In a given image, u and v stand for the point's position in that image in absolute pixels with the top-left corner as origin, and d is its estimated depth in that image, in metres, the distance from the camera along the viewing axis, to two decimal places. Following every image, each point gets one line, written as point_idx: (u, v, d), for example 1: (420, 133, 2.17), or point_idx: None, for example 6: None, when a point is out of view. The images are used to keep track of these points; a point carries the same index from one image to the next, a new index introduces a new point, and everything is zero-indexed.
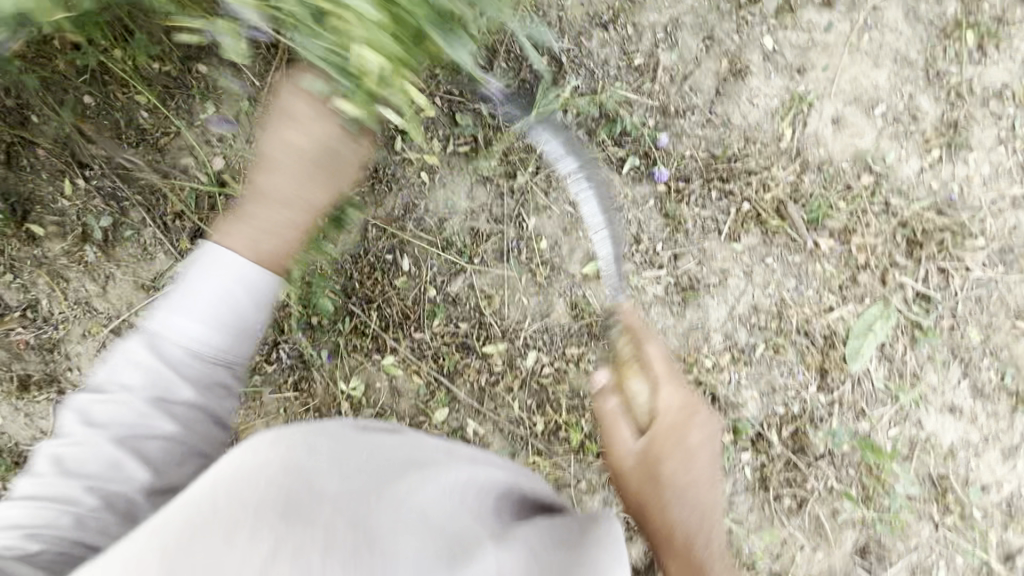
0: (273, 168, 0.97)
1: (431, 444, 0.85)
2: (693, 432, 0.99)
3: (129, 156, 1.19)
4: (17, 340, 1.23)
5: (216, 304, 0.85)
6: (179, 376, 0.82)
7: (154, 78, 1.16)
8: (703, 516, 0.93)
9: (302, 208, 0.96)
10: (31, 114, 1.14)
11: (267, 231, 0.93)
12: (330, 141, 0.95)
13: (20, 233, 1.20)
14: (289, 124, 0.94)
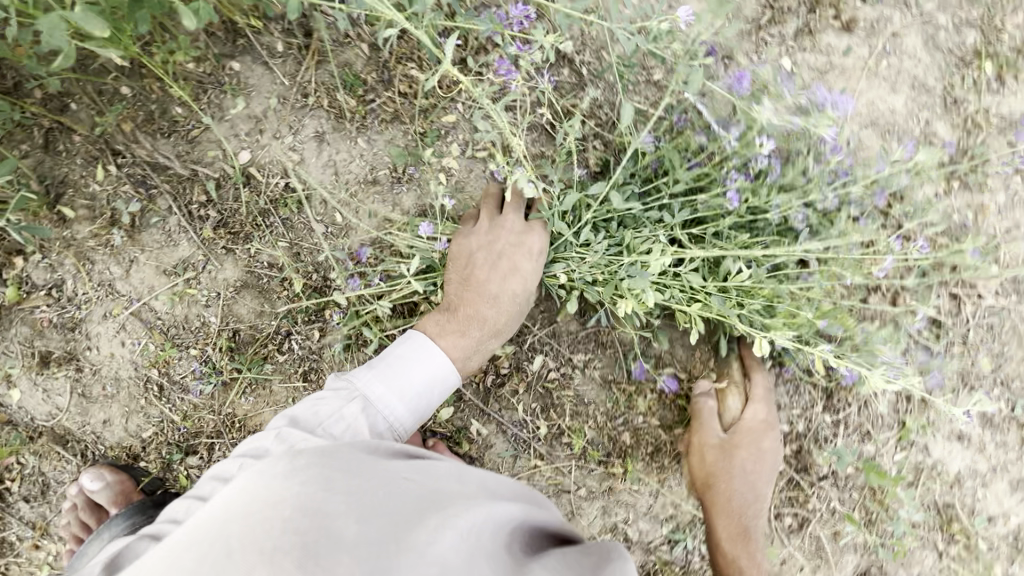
0: (481, 275, 1.14)
1: (453, 467, 0.81)
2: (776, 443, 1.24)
3: (162, 144, 1.23)
4: (40, 318, 1.26)
5: (426, 397, 1.03)
6: (387, 415, 0.97)
7: (189, 74, 1.21)
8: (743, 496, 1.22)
9: (494, 334, 1.14)
10: (71, 102, 1.20)
11: (474, 348, 1.12)
12: (530, 297, 1.17)
13: (52, 215, 1.23)
14: (518, 260, 1.14)
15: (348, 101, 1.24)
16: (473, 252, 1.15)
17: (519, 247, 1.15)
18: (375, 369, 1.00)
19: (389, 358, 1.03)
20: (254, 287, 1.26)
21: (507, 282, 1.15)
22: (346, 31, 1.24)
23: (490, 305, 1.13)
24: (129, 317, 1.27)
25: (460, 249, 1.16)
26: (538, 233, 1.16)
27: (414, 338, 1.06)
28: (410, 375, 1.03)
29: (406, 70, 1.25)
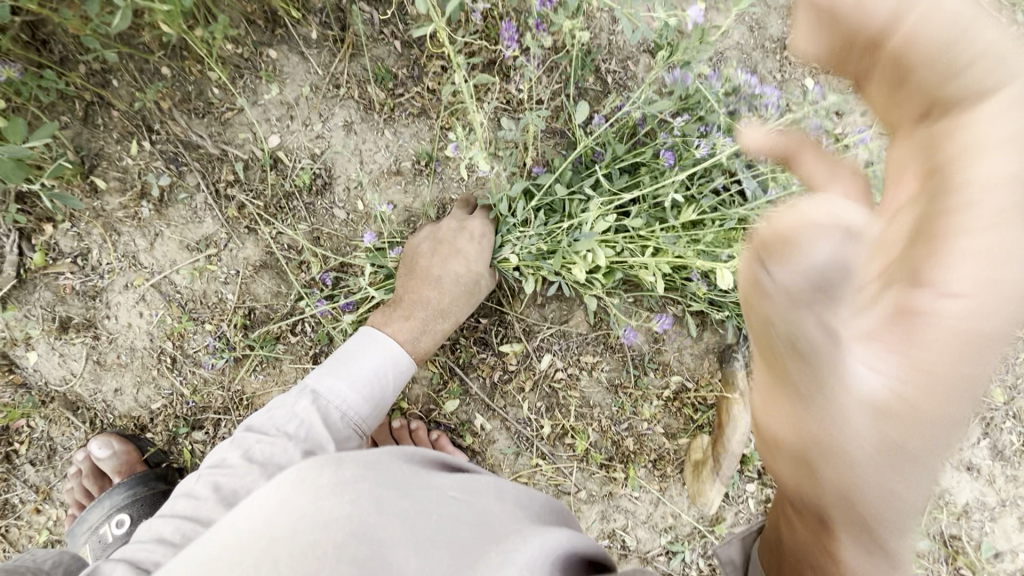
0: (422, 266, 1.17)
1: (488, 482, 0.78)
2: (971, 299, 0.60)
3: (195, 123, 1.26)
4: (64, 285, 1.29)
5: (375, 380, 1.03)
6: (333, 400, 0.97)
7: (228, 57, 1.24)
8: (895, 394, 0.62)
9: (440, 315, 1.16)
10: (113, 79, 1.22)
11: (422, 330, 1.13)
12: (478, 278, 1.18)
13: (84, 185, 1.26)
14: (463, 241, 1.16)
15: (377, 93, 1.28)
16: (416, 245, 1.20)
17: (460, 234, 1.17)
18: (325, 366, 1.01)
19: (340, 353, 1.04)
20: (272, 268, 1.29)
21: (454, 263, 1.15)
22: (379, 26, 1.27)
23: (431, 289, 1.15)
24: (152, 289, 1.30)
25: (407, 246, 1.22)
26: (477, 217, 1.20)
27: (362, 329, 1.06)
28: (359, 364, 1.03)
29: (436, 67, 1.28)
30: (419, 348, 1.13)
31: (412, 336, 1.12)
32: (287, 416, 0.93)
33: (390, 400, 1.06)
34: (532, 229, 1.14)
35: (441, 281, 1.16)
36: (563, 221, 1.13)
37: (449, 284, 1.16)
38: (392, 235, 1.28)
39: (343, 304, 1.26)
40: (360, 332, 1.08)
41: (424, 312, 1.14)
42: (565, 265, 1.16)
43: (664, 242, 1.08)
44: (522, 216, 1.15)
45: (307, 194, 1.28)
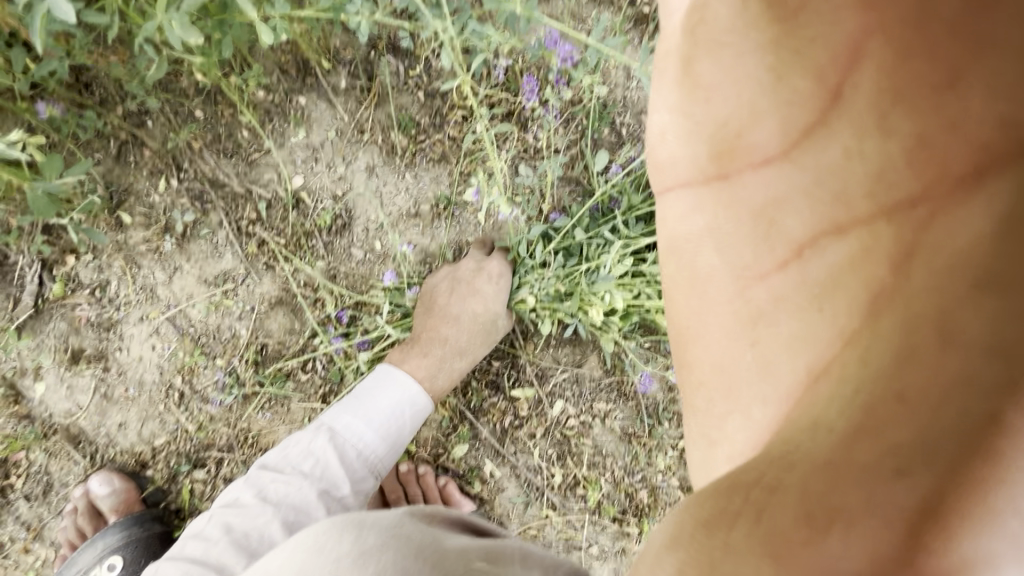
0: (441, 307, 1.18)
1: (515, 547, 0.82)
2: (691, 139, 0.68)
3: (221, 163, 1.29)
4: (78, 316, 1.30)
5: (391, 420, 1.09)
6: (349, 438, 1.06)
7: (259, 102, 1.27)
8: (757, 315, 0.61)
9: (459, 354, 1.17)
10: (148, 120, 1.26)
11: (439, 367, 1.15)
12: (496, 318, 1.18)
13: (110, 219, 1.29)
14: (481, 284, 1.17)
15: (401, 140, 1.30)
16: (436, 284, 1.21)
17: (478, 279, 1.16)
18: (345, 403, 1.09)
19: (359, 390, 1.11)
20: (287, 305, 1.30)
21: (473, 304, 1.16)
22: (405, 77, 1.29)
23: (451, 329, 1.17)
24: (167, 323, 1.30)
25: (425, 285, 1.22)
26: (495, 256, 1.19)
27: (380, 367, 1.12)
28: (375, 403, 1.10)
29: (457, 116, 1.29)
30: (439, 385, 1.16)
31: (433, 373, 1.15)
32: (306, 454, 1.03)
33: (408, 437, 1.11)
34: (550, 272, 1.14)
35: (462, 322, 1.16)
36: (581, 264, 1.13)
37: (467, 325, 1.17)
38: (412, 274, 1.29)
39: (358, 342, 1.26)
40: (381, 368, 1.13)
41: (443, 349, 1.16)
42: (583, 307, 1.15)
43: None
44: (540, 258, 1.16)
45: (327, 234, 1.31)
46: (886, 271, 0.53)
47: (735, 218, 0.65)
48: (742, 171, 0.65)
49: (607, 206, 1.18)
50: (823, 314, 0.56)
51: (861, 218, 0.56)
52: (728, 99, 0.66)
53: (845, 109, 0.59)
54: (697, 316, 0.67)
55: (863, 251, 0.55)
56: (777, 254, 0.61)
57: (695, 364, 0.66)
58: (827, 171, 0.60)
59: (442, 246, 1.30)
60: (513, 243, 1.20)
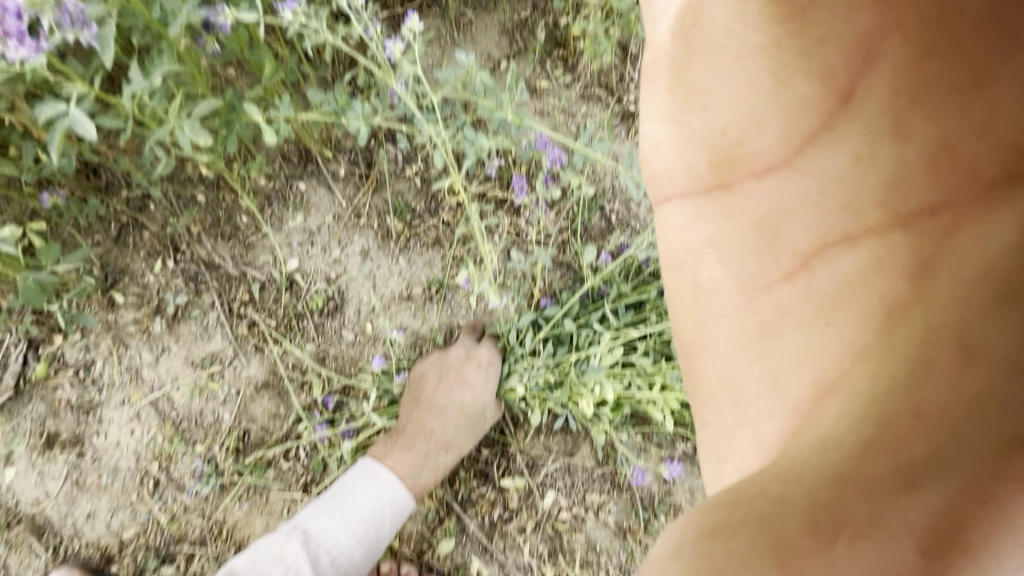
0: (428, 396, 1.18)
1: None
2: (687, 148, 0.68)
3: (218, 247, 1.31)
4: (59, 397, 1.28)
5: (367, 521, 1.09)
6: (323, 544, 1.05)
7: (260, 188, 1.31)
8: (768, 325, 0.59)
9: (444, 447, 1.17)
10: (150, 203, 1.28)
11: (423, 463, 1.16)
12: (484, 409, 1.18)
13: (102, 299, 1.29)
14: (470, 378, 1.17)
15: (397, 225, 1.33)
16: (424, 371, 1.21)
17: (465, 368, 1.18)
18: (323, 503, 1.10)
19: (339, 487, 1.12)
20: (273, 387, 1.28)
21: (462, 398, 1.17)
22: (402, 166, 1.33)
23: (438, 419, 1.17)
24: (150, 407, 1.28)
25: (414, 372, 1.22)
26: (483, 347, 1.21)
27: (360, 463, 1.13)
28: (352, 503, 1.10)
29: (451, 202, 1.32)
30: (423, 479, 1.16)
31: (417, 466, 1.15)
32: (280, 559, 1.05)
33: (385, 537, 1.10)
34: (541, 361, 1.15)
35: (446, 413, 1.18)
36: (570, 353, 1.14)
37: (454, 415, 1.17)
38: (401, 359, 1.28)
39: (343, 430, 1.24)
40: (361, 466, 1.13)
41: (427, 441, 1.17)
42: (573, 398, 1.15)
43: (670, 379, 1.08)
44: (531, 346, 1.17)
45: (319, 316, 1.31)
46: (901, 282, 0.52)
47: (736, 227, 0.64)
48: (744, 180, 0.64)
49: (596, 295, 1.20)
50: (831, 325, 0.55)
51: (870, 227, 0.55)
52: (721, 109, 0.65)
53: (855, 114, 0.58)
54: (701, 330, 0.66)
55: (878, 260, 0.54)
56: (782, 267, 0.60)
57: (704, 377, 0.65)
58: (837, 180, 0.58)
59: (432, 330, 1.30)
60: (504, 330, 1.21)
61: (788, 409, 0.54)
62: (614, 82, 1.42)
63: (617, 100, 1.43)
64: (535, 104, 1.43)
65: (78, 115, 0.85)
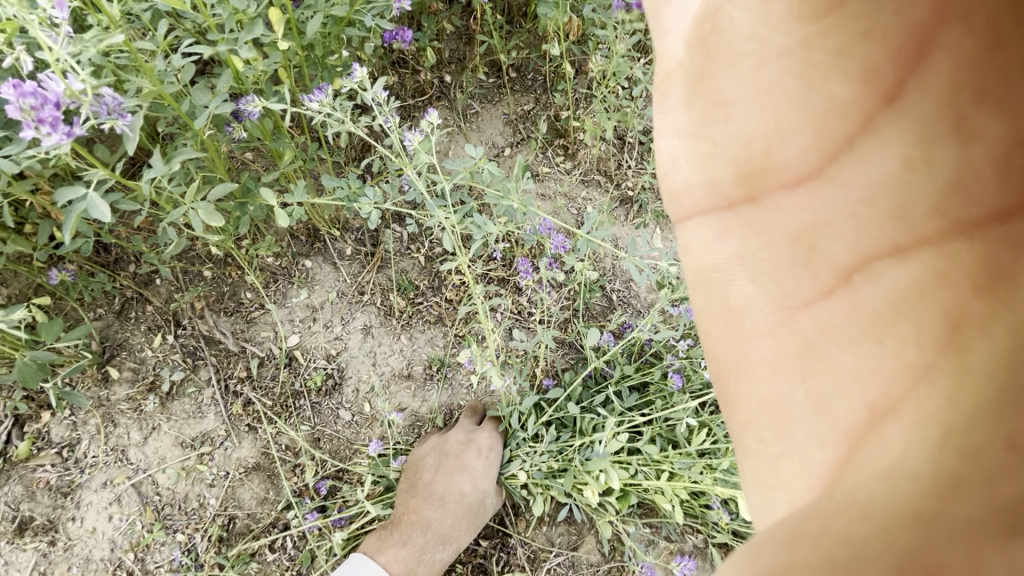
0: (427, 484, 1.16)
1: None
2: (708, 161, 0.47)
3: (220, 322, 1.31)
4: (37, 478, 1.21)
5: None
6: None
7: (267, 265, 1.33)
8: (811, 347, 0.39)
9: (441, 541, 1.15)
10: (156, 278, 1.29)
11: (420, 557, 1.12)
12: (483, 499, 1.16)
13: (97, 374, 1.26)
14: (468, 467, 1.15)
15: (400, 302, 1.34)
16: (423, 456, 1.19)
17: (464, 453, 1.16)
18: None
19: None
20: (265, 470, 1.25)
21: (461, 488, 1.15)
22: (408, 244, 1.36)
23: (436, 508, 1.14)
24: (135, 490, 1.24)
25: (412, 456, 1.20)
26: (483, 433, 1.20)
27: (355, 558, 1.09)
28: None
29: (455, 280, 1.34)
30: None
31: (414, 562, 1.12)
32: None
33: None
34: (544, 447, 1.13)
35: (443, 502, 1.15)
36: (573, 438, 1.13)
37: (453, 504, 1.15)
38: (398, 444, 1.27)
39: (334, 520, 1.20)
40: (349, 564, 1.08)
41: (424, 531, 1.14)
42: (577, 486, 1.13)
43: (677, 467, 1.05)
44: (534, 429, 1.16)
45: (319, 395, 1.30)
46: (971, 302, 0.33)
47: (767, 242, 0.43)
48: (773, 194, 0.43)
49: (599, 377, 1.21)
50: (887, 349, 0.36)
51: (927, 240, 0.35)
52: (748, 115, 0.44)
53: (901, 110, 0.38)
54: (736, 345, 0.44)
55: (935, 276, 0.34)
56: (820, 283, 0.40)
57: (742, 402, 0.43)
58: (877, 190, 0.38)
59: (433, 411, 1.30)
60: (506, 414, 1.21)
61: (848, 443, 0.36)
62: (613, 169, 1.53)
63: (617, 185, 1.53)
64: (537, 188, 1.50)
65: (95, 200, 0.88)
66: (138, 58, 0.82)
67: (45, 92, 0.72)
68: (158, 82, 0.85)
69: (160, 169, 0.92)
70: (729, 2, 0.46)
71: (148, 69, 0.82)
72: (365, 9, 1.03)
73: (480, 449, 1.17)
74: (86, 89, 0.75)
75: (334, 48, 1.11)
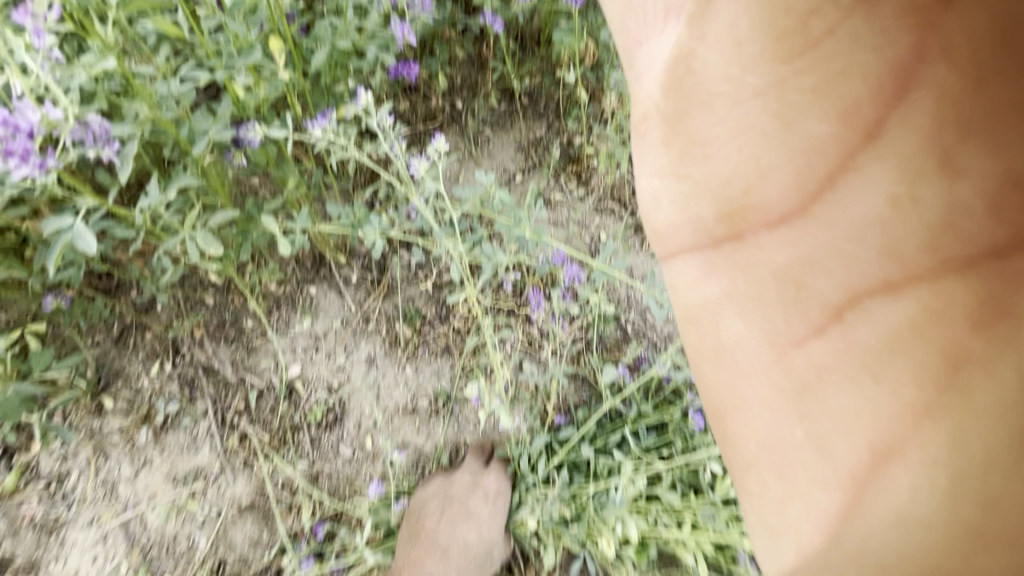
0: (431, 531, 1.15)
1: None
2: (690, 201, 0.49)
3: (218, 350, 1.26)
4: (22, 514, 1.16)
5: None
6: None
7: (269, 291, 1.28)
8: (808, 387, 0.43)
9: None
10: (157, 304, 1.24)
11: None
12: (489, 549, 1.13)
13: (90, 404, 1.21)
14: (474, 520, 1.14)
15: (406, 332, 1.29)
16: (427, 500, 1.17)
17: (468, 499, 1.15)
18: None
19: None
20: (258, 510, 1.19)
21: (466, 543, 1.14)
22: (415, 270, 1.31)
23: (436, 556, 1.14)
24: (124, 530, 1.18)
25: (416, 500, 1.18)
26: (488, 481, 1.16)
27: None
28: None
29: (462, 310, 1.29)
30: None
31: None
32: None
33: None
34: (557, 491, 1.07)
35: (445, 550, 1.15)
36: (587, 483, 1.08)
37: (456, 553, 1.15)
38: (399, 485, 1.20)
39: (331, 567, 1.13)
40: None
41: None
42: (591, 535, 1.07)
43: (701, 518, 0.99)
44: (546, 472, 1.12)
45: (319, 429, 1.24)
46: (969, 339, 0.38)
47: (755, 282, 0.46)
48: (755, 233, 0.46)
49: (613, 417, 1.16)
50: (877, 389, 0.40)
51: (920, 281, 0.39)
52: (725, 154, 0.47)
53: (881, 151, 0.41)
54: (735, 391, 0.47)
55: (929, 313, 0.39)
56: (812, 322, 0.43)
57: (740, 439, 0.47)
58: (864, 224, 0.42)
59: (438, 448, 1.23)
60: (515, 453, 1.15)
61: (852, 479, 0.41)
62: (628, 196, 1.49)
63: (631, 212, 1.49)
64: (549, 214, 1.46)
65: (81, 231, 0.86)
66: (137, 85, 0.81)
67: (15, 121, 0.74)
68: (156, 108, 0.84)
69: (156, 195, 0.90)
70: (700, 43, 0.48)
71: (145, 94, 0.80)
72: (371, 40, 1.03)
73: (486, 495, 1.15)
74: (64, 117, 0.77)
75: (339, 77, 1.09)
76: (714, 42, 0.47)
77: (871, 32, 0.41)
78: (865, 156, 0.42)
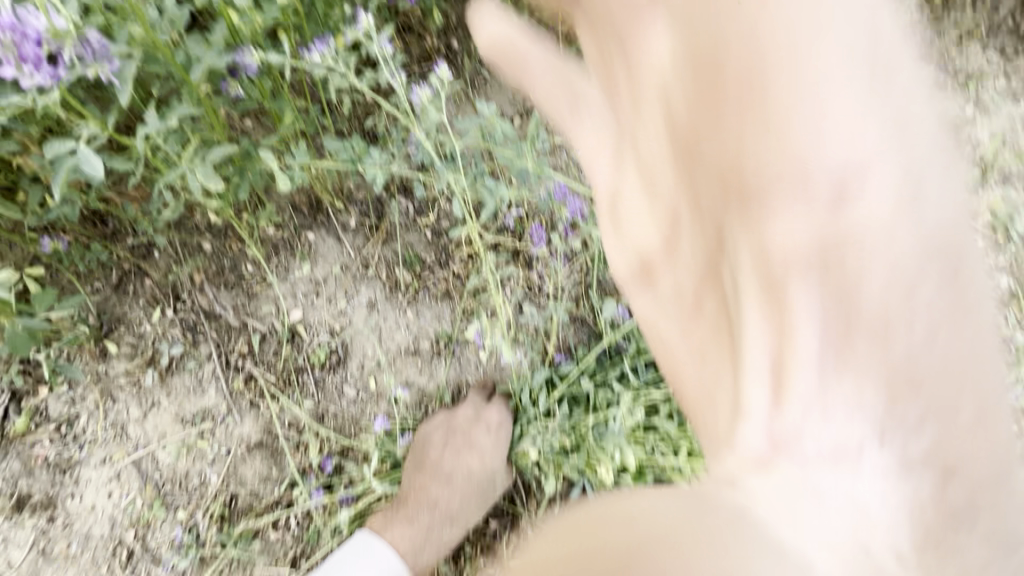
0: (435, 461, 1.18)
1: None
2: (612, 202, 0.87)
3: (218, 295, 1.26)
4: (36, 454, 1.19)
5: None
6: None
7: (268, 237, 1.28)
8: (656, 336, 0.85)
9: (448, 521, 1.16)
10: (155, 250, 1.24)
11: (425, 536, 1.14)
12: (493, 476, 1.17)
13: (95, 348, 1.23)
14: (480, 449, 1.17)
15: (406, 277, 1.29)
16: (429, 433, 1.20)
17: (471, 429, 1.18)
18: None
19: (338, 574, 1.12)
20: (267, 448, 1.22)
21: (475, 471, 1.17)
22: (414, 217, 1.31)
23: (442, 485, 1.16)
24: (136, 468, 1.21)
25: (420, 433, 1.21)
26: (489, 413, 1.19)
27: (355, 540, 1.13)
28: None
29: (462, 253, 1.29)
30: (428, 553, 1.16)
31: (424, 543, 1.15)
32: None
33: None
34: (557, 418, 1.13)
35: (449, 480, 1.17)
36: (587, 414, 1.13)
37: (461, 482, 1.17)
38: (404, 420, 1.24)
39: (341, 497, 1.18)
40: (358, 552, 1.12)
41: (430, 510, 1.16)
42: (591, 464, 1.13)
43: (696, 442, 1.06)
44: (547, 406, 1.16)
45: (324, 369, 1.26)
46: (693, 274, 0.79)
47: (632, 268, 0.86)
48: (630, 225, 0.86)
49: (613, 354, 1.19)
50: (682, 319, 0.81)
51: (683, 257, 0.80)
52: (608, 173, 0.86)
53: (665, 178, 0.80)
54: (653, 339, 0.86)
55: (693, 279, 0.79)
56: (658, 290, 0.82)
57: (666, 367, 0.84)
58: (666, 222, 0.81)
59: (439, 388, 1.26)
60: (515, 389, 1.20)
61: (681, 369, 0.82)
62: None
63: None
64: (550, 158, 1.44)
65: (86, 153, 0.85)
66: (128, 3, 0.78)
67: (24, 27, 0.74)
68: (149, 30, 0.81)
69: (154, 126, 0.88)
70: (583, 86, 0.85)
71: (138, 13, 0.78)
72: None
73: (489, 425, 1.18)
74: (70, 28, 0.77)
75: (334, 4, 1.08)
76: (588, 84, 0.85)
77: (648, 88, 0.78)
78: (657, 173, 0.81)
